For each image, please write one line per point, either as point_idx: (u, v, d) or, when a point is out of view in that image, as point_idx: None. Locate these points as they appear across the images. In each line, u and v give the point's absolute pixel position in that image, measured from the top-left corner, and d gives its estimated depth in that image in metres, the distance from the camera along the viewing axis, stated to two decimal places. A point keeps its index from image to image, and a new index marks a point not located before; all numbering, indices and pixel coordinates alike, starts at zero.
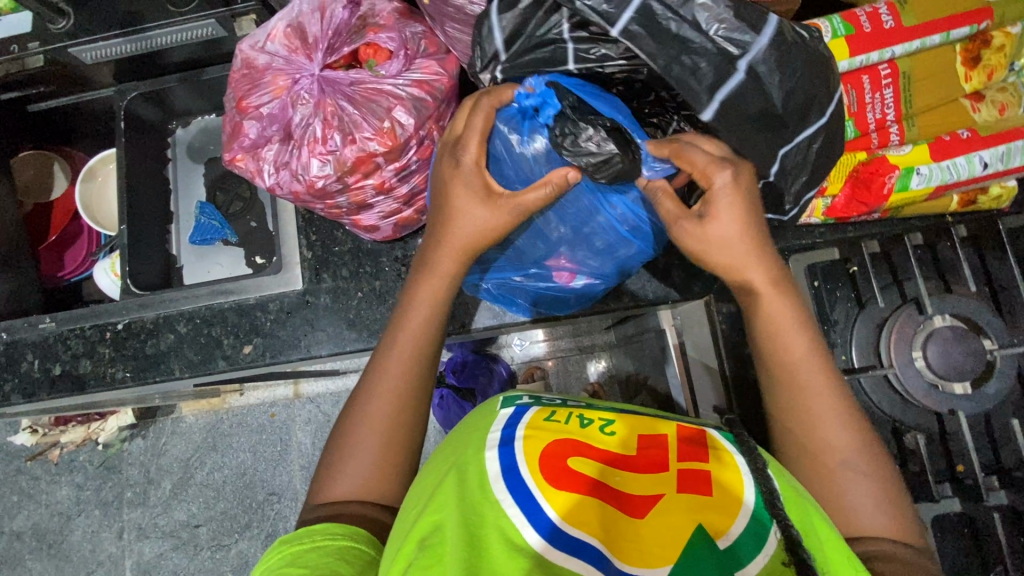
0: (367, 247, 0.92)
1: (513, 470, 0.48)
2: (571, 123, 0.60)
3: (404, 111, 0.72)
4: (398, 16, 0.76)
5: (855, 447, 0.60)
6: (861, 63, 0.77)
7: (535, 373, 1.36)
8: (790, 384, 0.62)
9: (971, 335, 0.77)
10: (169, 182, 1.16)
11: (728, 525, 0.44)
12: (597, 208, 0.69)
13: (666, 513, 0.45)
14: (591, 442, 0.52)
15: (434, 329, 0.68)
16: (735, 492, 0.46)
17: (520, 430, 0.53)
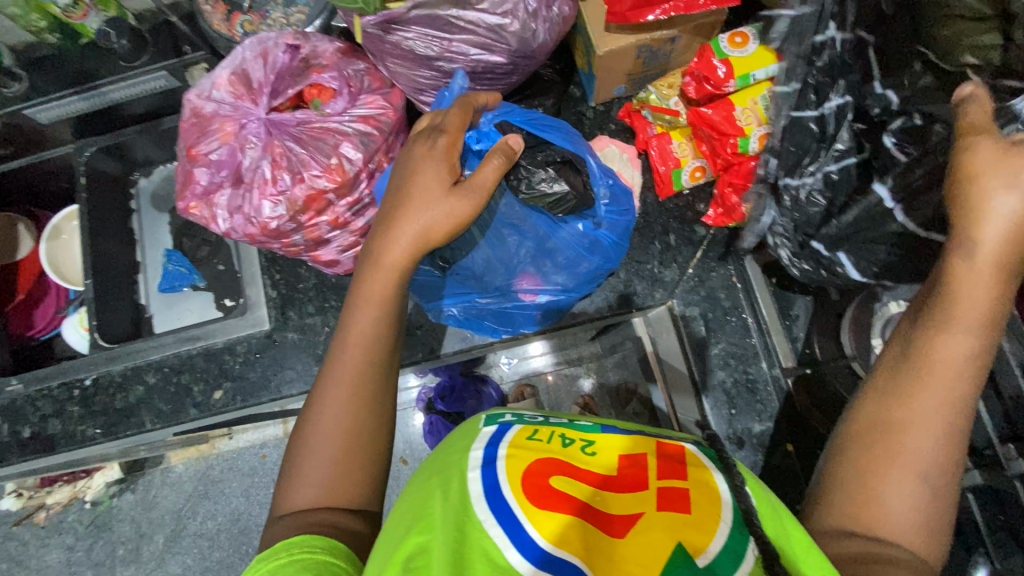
0: (332, 280, 0.93)
1: (495, 490, 0.46)
2: (525, 168, 0.68)
3: (351, 147, 0.73)
4: (340, 56, 0.78)
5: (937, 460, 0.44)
6: None
7: (524, 392, 1.33)
8: (962, 327, 0.46)
9: None
10: (135, 233, 1.16)
11: (706, 543, 0.41)
12: (550, 233, 0.70)
13: (646, 533, 0.43)
14: (574, 461, 0.49)
15: (387, 328, 0.60)
16: (715, 509, 0.44)
17: (502, 449, 0.50)
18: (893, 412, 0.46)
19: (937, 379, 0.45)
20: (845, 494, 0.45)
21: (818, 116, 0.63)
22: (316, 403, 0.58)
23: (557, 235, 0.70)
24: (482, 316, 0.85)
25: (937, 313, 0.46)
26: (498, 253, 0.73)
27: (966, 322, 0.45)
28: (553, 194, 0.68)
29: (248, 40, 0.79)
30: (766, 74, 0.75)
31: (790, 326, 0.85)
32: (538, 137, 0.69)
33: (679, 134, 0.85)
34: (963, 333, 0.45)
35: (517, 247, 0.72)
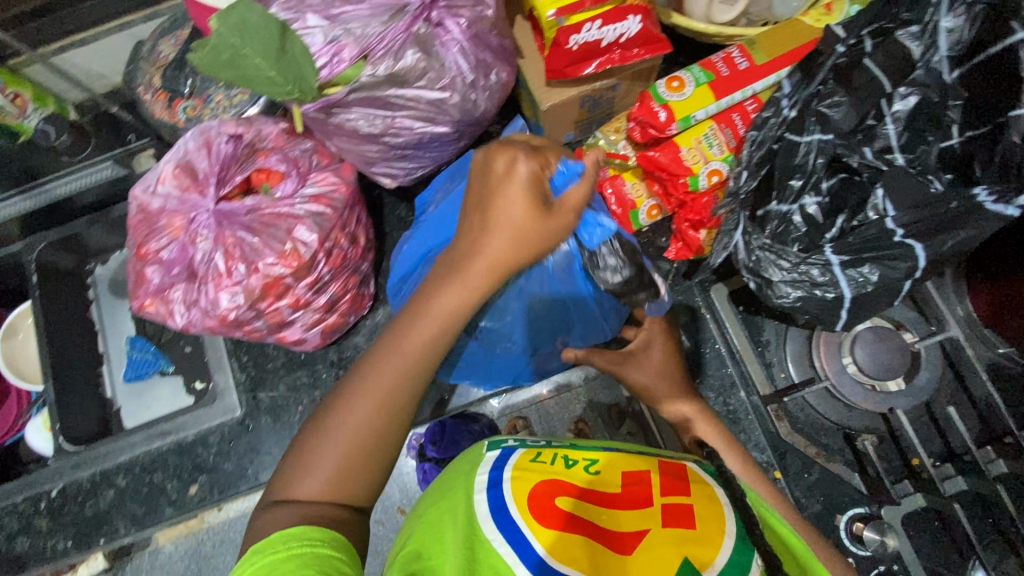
0: (301, 357, 0.91)
1: (501, 510, 0.54)
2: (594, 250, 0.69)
3: (305, 229, 0.72)
4: (286, 136, 0.78)
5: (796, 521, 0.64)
6: (728, 103, 0.78)
7: (516, 426, 1.02)
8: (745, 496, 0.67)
9: (892, 333, 0.82)
10: (94, 323, 1.11)
11: (712, 557, 0.50)
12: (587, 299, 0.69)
13: (655, 547, 0.51)
14: (577, 481, 0.57)
15: (441, 347, 0.57)
16: (718, 525, 0.53)
17: (508, 472, 0.57)
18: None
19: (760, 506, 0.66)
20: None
21: (805, 148, 0.74)
22: (349, 404, 0.55)
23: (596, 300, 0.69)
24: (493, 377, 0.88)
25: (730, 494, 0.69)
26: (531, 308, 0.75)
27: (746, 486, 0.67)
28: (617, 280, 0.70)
29: (190, 130, 0.77)
30: (706, 114, 0.77)
31: (764, 351, 0.86)
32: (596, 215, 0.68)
33: (631, 175, 0.86)
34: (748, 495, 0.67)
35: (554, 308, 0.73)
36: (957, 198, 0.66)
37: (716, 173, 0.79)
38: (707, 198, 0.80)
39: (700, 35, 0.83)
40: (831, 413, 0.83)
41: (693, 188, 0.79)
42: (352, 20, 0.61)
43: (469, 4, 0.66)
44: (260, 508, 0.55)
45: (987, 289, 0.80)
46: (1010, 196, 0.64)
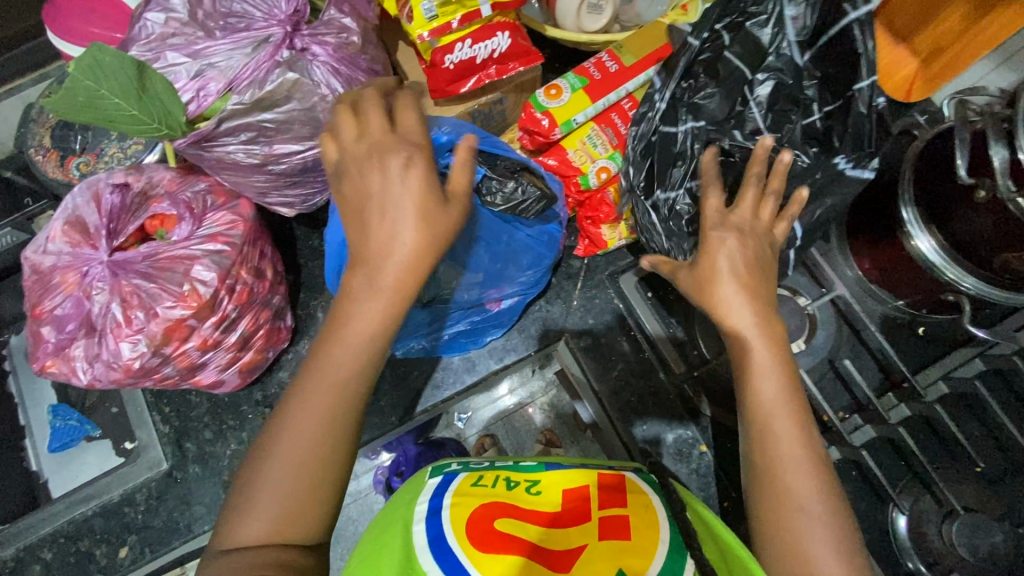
0: (225, 400, 0.89)
1: (440, 540, 0.52)
2: (496, 180, 0.67)
3: (203, 268, 0.72)
4: (179, 179, 0.78)
5: (818, 494, 0.55)
6: (605, 104, 0.83)
7: (485, 445, 0.96)
8: (765, 439, 0.58)
9: (789, 296, 0.85)
10: (14, 396, 0.95)
11: (646, 565, 0.51)
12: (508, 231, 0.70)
13: (593, 560, 0.52)
14: (518, 502, 0.58)
15: (374, 354, 0.52)
16: (653, 534, 0.54)
17: (447, 498, 0.57)
18: (758, 488, 0.58)
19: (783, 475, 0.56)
20: (776, 548, 0.55)
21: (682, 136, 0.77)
22: (283, 428, 0.52)
23: (515, 232, 0.70)
24: (456, 336, 0.87)
25: (747, 431, 0.59)
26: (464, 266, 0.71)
27: (773, 432, 0.57)
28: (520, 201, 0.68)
29: (79, 185, 0.76)
30: (585, 116, 0.82)
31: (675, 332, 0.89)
32: (492, 152, 0.67)
33: None
34: (771, 438, 0.57)
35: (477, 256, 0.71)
36: (825, 171, 0.76)
37: (604, 171, 0.83)
38: (601, 195, 0.85)
39: (577, 44, 0.89)
40: None
41: (586, 188, 0.83)
42: (214, 55, 0.64)
43: (333, 31, 0.68)
44: (205, 559, 0.50)
45: (868, 251, 0.85)
46: (864, 161, 0.75)
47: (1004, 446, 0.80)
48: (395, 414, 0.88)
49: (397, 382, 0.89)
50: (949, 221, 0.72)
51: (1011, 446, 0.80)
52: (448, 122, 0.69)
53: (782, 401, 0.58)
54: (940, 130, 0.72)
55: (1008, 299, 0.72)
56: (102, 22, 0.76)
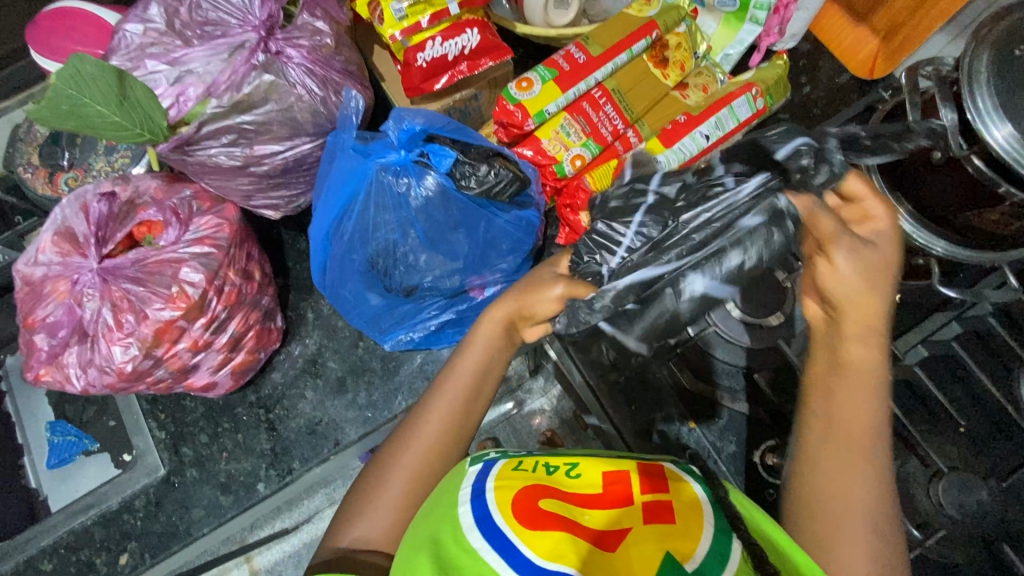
0: (219, 403, 0.90)
1: (491, 509, 0.42)
2: (468, 164, 0.67)
3: (191, 269, 0.74)
4: (164, 187, 0.79)
5: (880, 518, 0.47)
6: (576, 94, 0.85)
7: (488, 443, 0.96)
8: (838, 437, 0.49)
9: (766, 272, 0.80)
10: (11, 415, 0.93)
11: (693, 548, 0.39)
12: (487, 217, 0.71)
13: (636, 545, 0.39)
14: (560, 486, 0.45)
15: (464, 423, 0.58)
16: (698, 519, 0.42)
17: (496, 474, 0.46)
18: (808, 497, 0.49)
19: (844, 488, 0.48)
20: (807, 534, 0.48)
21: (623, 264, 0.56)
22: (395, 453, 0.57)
23: (493, 217, 0.71)
24: (443, 327, 0.84)
25: (812, 435, 0.51)
26: (443, 253, 0.72)
27: (855, 445, 0.49)
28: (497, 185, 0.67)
29: (67, 197, 0.78)
30: (557, 106, 0.84)
31: None
32: (462, 140, 0.68)
33: None
34: (848, 451, 0.49)
35: (455, 245, 0.72)
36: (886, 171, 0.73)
37: (581, 159, 0.86)
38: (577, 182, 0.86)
39: (548, 39, 0.91)
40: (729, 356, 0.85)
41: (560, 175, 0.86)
42: (192, 61, 0.67)
43: (307, 34, 0.71)
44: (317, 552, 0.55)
45: None
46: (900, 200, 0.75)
47: (993, 417, 0.79)
48: (388, 405, 0.89)
49: (388, 377, 0.90)
50: (915, 190, 0.74)
51: (1000, 416, 0.78)
52: (415, 110, 0.67)
53: (868, 406, 0.49)
54: (899, 99, 0.76)
55: (980, 258, 0.74)
56: (84, 40, 0.79)
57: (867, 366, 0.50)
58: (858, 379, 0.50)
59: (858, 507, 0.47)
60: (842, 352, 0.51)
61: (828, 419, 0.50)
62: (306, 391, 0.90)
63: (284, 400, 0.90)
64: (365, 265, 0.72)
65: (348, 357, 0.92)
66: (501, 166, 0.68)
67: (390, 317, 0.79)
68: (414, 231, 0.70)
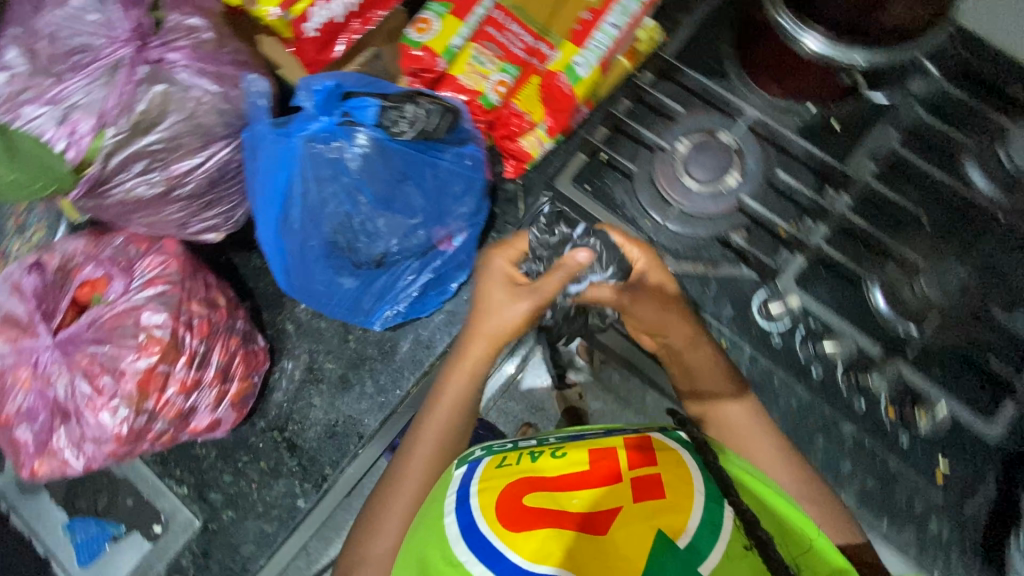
0: (231, 440, 0.88)
1: (470, 527, 0.43)
2: (393, 109, 0.64)
3: (152, 312, 0.71)
4: (93, 242, 0.75)
5: (795, 467, 0.67)
6: (477, 21, 0.84)
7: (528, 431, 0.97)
8: (721, 420, 0.70)
9: (708, 139, 0.88)
10: (22, 532, 0.88)
11: (684, 522, 0.41)
12: (431, 162, 0.69)
13: (626, 526, 0.41)
14: (546, 474, 0.46)
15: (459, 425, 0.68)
16: (687, 483, 0.43)
17: (473, 484, 0.46)
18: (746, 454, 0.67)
19: (766, 469, 0.66)
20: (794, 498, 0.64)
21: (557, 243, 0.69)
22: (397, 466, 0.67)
23: (436, 160, 0.69)
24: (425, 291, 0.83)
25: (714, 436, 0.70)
26: (397, 211, 0.71)
27: (748, 426, 0.69)
28: (429, 123, 0.66)
29: None
30: (462, 39, 0.83)
31: (624, 212, 0.89)
32: (379, 91, 0.65)
33: None
34: (751, 435, 0.68)
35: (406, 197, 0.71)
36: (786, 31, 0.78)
37: (503, 84, 0.85)
38: (507, 110, 0.87)
39: None
40: (699, 231, 0.88)
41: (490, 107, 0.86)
42: (73, 95, 0.62)
43: (183, 34, 0.67)
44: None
45: (767, 75, 0.89)
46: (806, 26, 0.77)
47: (949, 205, 0.82)
48: (397, 384, 0.88)
49: (388, 359, 0.89)
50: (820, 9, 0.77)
51: (958, 202, 0.82)
52: (321, 73, 0.63)
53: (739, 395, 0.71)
54: None
55: (898, 56, 0.75)
56: None
57: (709, 366, 0.71)
58: (708, 368, 0.71)
59: (780, 473, 0.66)
60: (688, 357, 0.71)
61: (721, 414, 0.70)
62: (313, 399, 0.88)
63: (294, 415, 0.88)
64: (326, 247, 0.70)
65: (344, 353, 0.90)
66: (427, 103, 0.66)
67: (367, 294, 0.78)
68: (363, 196, 0.68)
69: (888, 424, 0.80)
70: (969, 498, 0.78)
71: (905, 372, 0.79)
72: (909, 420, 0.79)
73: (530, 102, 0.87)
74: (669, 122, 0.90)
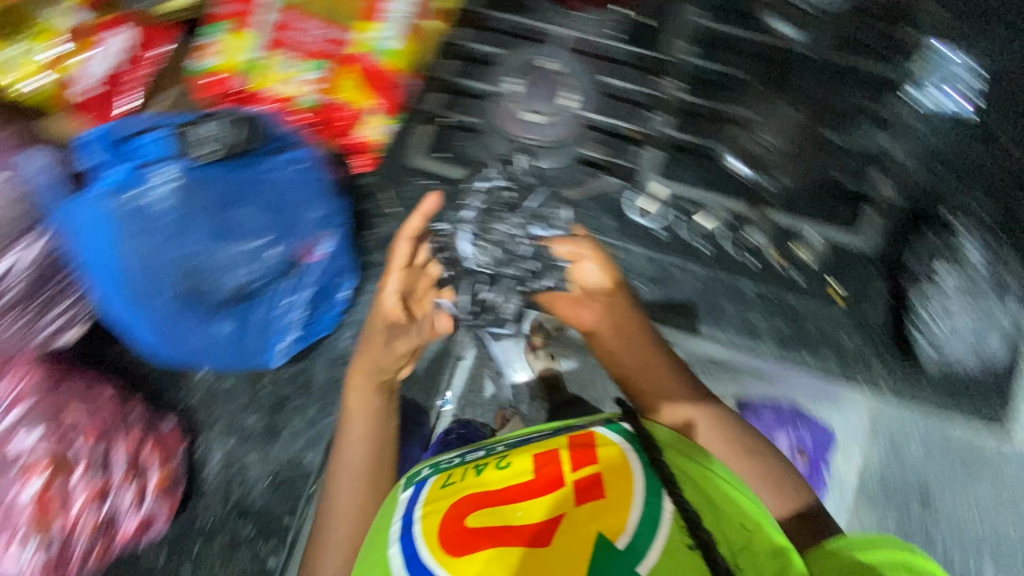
0: (175, 534, 0.82)
1: (410, 562, 0.39)
2: (180, 137, 0.68)
3: (23, 433, 0.69)
4: None
5: (737, 441, 0.69)
6: (265, 28, 0.81)
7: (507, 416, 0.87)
8: (666, 401, 0.71)
9: (535, 70, 0.89)
10: None
11: (624, 521, 0.39)
12: (246, 175, 0.71)
13: (568, 532, 0.38)
14: (490, 485, 0.43)
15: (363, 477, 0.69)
16: (628, 481, 0.41)
17: (416, 512, 0.43)
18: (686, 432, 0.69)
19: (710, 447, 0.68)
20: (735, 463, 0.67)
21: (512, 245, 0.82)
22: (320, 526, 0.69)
23: (251, 171, 0.71)
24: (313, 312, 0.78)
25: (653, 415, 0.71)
26: (234, 234, 0.71)
27: (686, 402, 0.71)
28: (219, 138, 0.69)
29: None
30: (255, 49, 0.81)
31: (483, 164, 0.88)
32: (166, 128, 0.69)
33: None
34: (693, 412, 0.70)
35: (237, 217, 0.71)
36: None
37: (316, 82, 0.82)
38: (328, 105, 0.83)
39: None
40: (559, 158, 0.89)
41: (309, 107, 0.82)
42: None
43: None
44: None
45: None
46: None
47: (769, 58, 0.86)
48: (326, 410, 0.85)
49: (308, 390, 0.86)
50: None
51: (775, 55, 0.86)
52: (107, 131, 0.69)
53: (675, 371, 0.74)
54: None
55: None
56: None
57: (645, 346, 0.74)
58: (642, 348, 0.74)
59: (723, 448, 0.68)
60: (622, 338, 0.74)
61: (659, 391, 0.72)
62: (247, 458, 0.84)
63: (233, 481, 0.83)
64: (173, 293, 0.69)
65: (262, 402, 0.86)
66: (209, 119, 0.70)
67: (242, 331, 0.74)
68: (189, 228, 0.69)
69: (781, 269, 0.85)
70: (868, 301, 0.83)
71: (776, 218, 0.84)
72: (796, 261, 0.85)
73: (354, 90, 0.83)
74: (493, 66, 0.89)
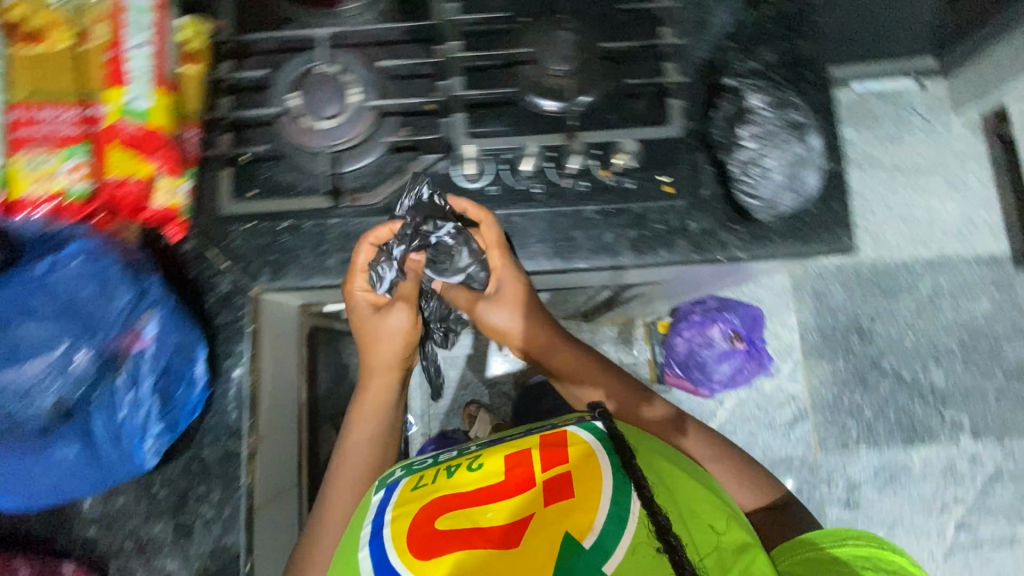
0: None
1: (381, 562, 0.49)
2: None
3: None
4: None
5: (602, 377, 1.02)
6: (15, 137, 0.83)
7: None
8: (554, 357, 1.03)
9: (308, 76, 0.84)
10: None
11: (591, 520, 0.47)
12: (29, 289, 0.77)
13: (537, 532, 0.47)
14: (461, 488, 0.53)
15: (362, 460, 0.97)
16: (596, 485, 0.49)
17: (388, 514, 0.53)
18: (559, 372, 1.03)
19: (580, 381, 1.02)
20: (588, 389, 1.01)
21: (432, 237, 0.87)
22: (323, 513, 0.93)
23: (33, 283, 0.77)
24: (163, 395, 0.78)
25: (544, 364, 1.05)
26: (39, 348, 0.76)
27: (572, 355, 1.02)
28: None
29: None
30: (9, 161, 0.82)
31: (297, 188, 0.85)
32: None
33: None
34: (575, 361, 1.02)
35: (37, 330, 0.76)
36: None
37: (78, 168, 0.82)
38: (104, 188, 0.83)
39: None
40: (368, 154, 0.85)
41: (84, 196, 0.82)
42: None
43: None
44: None
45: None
46: None
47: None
48: (229, 487, 0.81)
49: (203, 475, 0.81)
50: None
51: None
52: None
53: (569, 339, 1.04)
54: None
55: None
56: None
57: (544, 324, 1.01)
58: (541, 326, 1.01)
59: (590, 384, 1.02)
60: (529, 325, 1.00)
61: (552, 354, 1.02)
62: (167, 567, 0.80)
63: None
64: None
65: (161, 507, 0.80)
66: None
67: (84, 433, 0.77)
68: None
69: (610, 183, 0.86)
70: (700, 183, 0.87)
71: (586, 138, 0.86)
72: (620, 170, 0.86)
73: (125, 164, 0.83)
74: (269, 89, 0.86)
